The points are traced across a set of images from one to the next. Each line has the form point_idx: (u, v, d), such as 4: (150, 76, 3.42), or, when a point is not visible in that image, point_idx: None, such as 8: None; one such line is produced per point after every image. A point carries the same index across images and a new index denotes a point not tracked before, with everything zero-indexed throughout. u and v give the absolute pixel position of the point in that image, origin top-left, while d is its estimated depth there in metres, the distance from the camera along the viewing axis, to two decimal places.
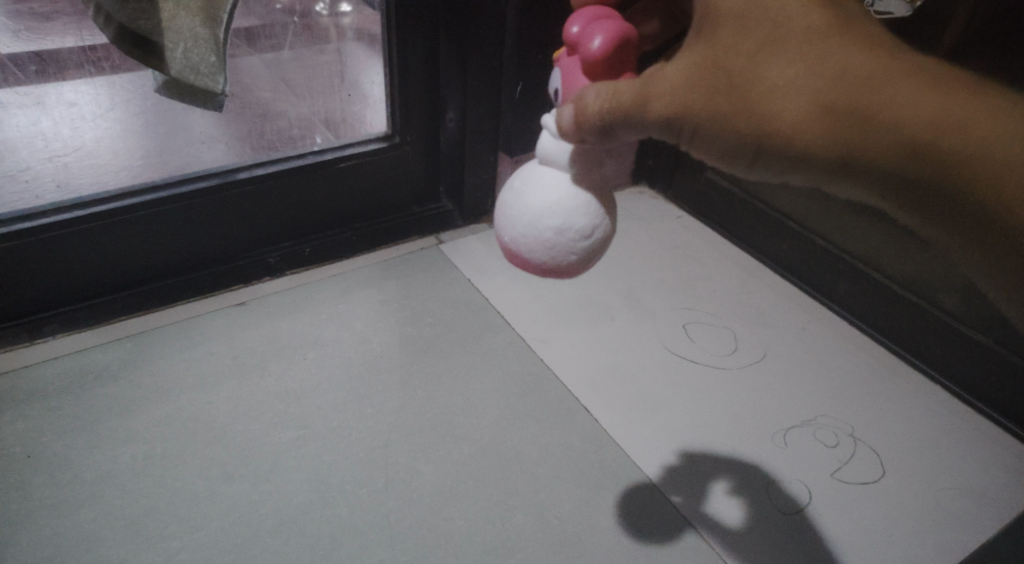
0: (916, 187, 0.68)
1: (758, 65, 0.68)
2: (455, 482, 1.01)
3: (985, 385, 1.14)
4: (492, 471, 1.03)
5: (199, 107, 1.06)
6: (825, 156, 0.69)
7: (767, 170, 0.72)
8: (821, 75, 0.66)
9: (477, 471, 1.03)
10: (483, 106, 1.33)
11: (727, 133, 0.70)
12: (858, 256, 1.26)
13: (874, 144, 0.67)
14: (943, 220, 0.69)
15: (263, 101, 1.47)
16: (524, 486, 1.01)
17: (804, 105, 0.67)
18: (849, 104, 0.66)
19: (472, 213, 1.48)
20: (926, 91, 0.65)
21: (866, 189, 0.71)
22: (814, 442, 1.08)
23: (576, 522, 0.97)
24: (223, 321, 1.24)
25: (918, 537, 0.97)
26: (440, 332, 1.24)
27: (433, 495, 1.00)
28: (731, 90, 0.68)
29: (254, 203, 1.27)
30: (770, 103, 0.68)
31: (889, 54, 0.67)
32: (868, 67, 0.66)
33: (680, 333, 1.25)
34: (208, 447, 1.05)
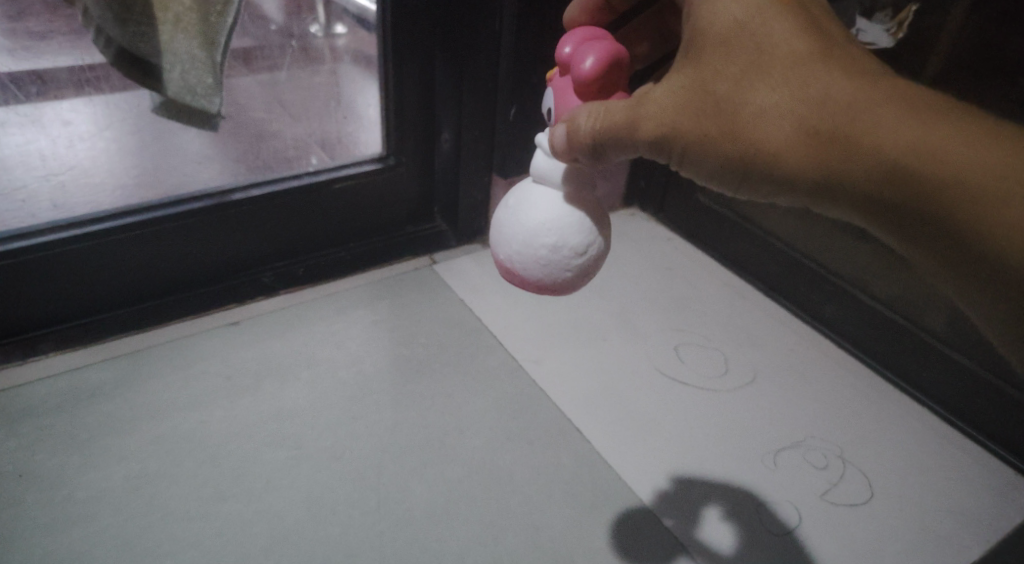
0: (901, 214, 0.68)
1: (743, 89, 0.70)
2: (446, 503, 1.01)
3: (972, 408, 1.15)
4: (485, 491, 1.03)
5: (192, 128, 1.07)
6: (806, 179, 0.71)
7: (751, 190, 0.74)
8: (801, 99, 0.69)
9: (471, 491, 1.03)
10: (478, 128, 1.35)
11: (712, 154, 0.73)
12: (847, 278, 1.27)
13: (859, 171, 0.68)
14: (924, 246, 0.68)
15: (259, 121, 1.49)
16: (517, 507, 1.01)
17: (785, 127, 0.69)
18: (829, 128, 0.68)
19: (465, 233, 1.49)
20: (903, 116, 0.67)
21: (849, 213, 0.72)
22: (804, 464, 1.09)
23: (568, 543, 0.97)
24: (217, 340, 1.25)
25: (908, 560, 0.98)
26: (433, 352, 1.25)
27: (426, 515, 1.00)
28: (717, 111, 0.71)
29: (249, 223, 1.28)
30: (754, 124, 0.70)
31: (867, 81, 0.69)
32: (847, 92, 0.68)
33: (671, 354, 1.26)
34: (201, 467, 1.04)
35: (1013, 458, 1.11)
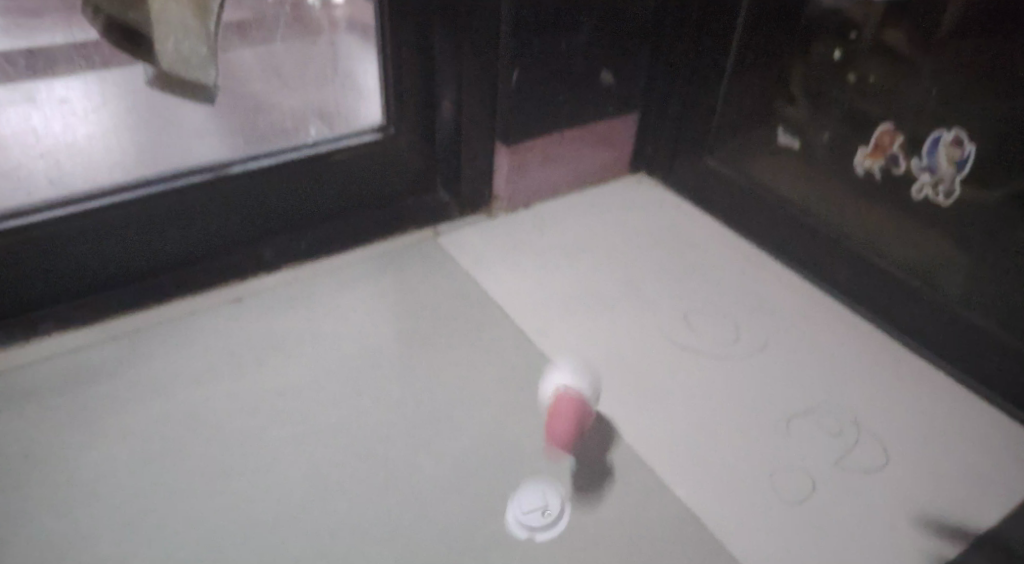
0: None
1: None
2: (453, 476, 1.00)
3: (990, 371, 1.11)
4: (493, 463, 1.02)
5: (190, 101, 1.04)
6: None
7: None
8: None
9: (479, 463, 1.02)
10: (480, 94, 1.33)
11: None
12: (860, 241, 1.24)
13: None
14: None
15: (255, 93, 1.46)
16: (525, 477, 1.00)
17: None
18: None
19: (469, 203, 1.47)
20: None
21: None
22: (816, 430, 1.07)
23: (577, 513, 0.96)
24: (218, 317, 1.23)
25: (924, 525, 0.96)
26: (437, 325, 1.23)
27: (433, 489, 0.99)
28: None
29: (248, 197, 1.26)
30: None
31: None
32: None
33: (680, 322, 1.24)
34: (205, 444, 1.04)
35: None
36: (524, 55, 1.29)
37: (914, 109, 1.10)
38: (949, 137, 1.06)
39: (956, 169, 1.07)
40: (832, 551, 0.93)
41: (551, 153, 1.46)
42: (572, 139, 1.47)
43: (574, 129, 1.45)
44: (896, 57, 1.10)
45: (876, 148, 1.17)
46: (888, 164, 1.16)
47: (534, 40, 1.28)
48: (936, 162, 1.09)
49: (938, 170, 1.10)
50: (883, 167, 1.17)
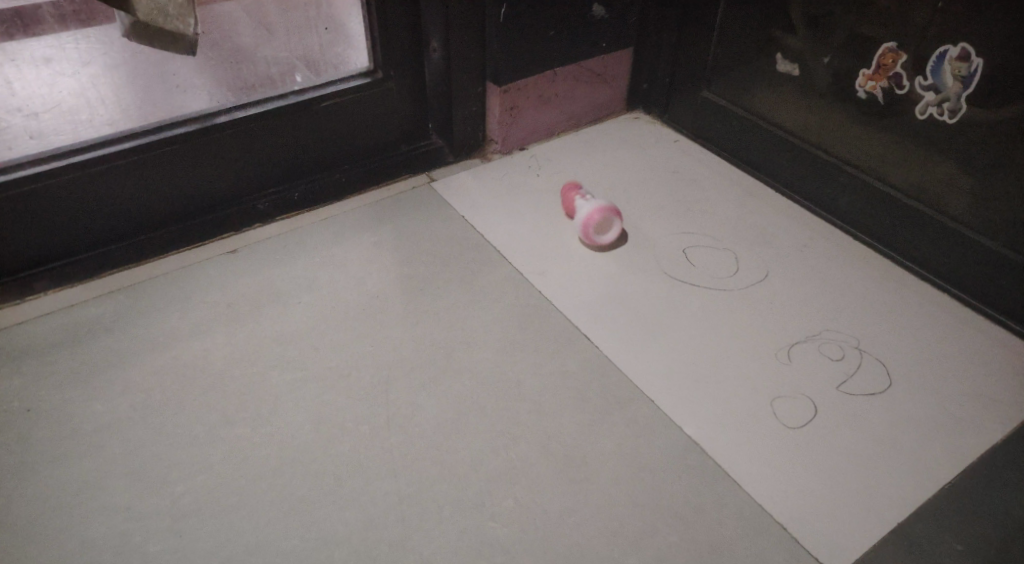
0: None
1: None
2: (456, 415, 1.01)
3: (996, 291, 1.11)
4: (494, 402, 1.02)
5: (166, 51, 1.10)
6: None
7: None
8: None
9: (480, 402, 1.02)
10: (468, 33, 1.29)
11: None
12: (861, 168, 1.22)
13: None
14: None
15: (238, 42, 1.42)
16: (527, 414, 1.01)
17: None
18: None
19: (462, 148, 1.44)
20: None
21: None
22: (819, 357, 1.07)
23: (580, 446, 0.97)
24: (214, 270, 1.23)
25: (927, 445, 0.96)
26: (435, 269, 1.22)
27: (436, 429, 0.99)
28: None
29: (236, 148, 1.24)
30: None
31: None
32: None
33: (679, 258, 1.24)
34: (206, 394, 1.04)
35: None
36: None
37: (913, 28, 1.08)
38: (955, 53, 1.04)
39: (963, 86, 1.05)
40: (834, 473, 0.94)
41: (545, 93, 1.43)
42: (565, 77, 1.44)
43: (567, 66, 1.42)
44: None
45: (879, 70, 1.14)
46: (890, 85, 1.13)
47: None
48: (941, 80, 1.07)
49: (943, 88, 1.07)
50: (886, 89, 1.14)
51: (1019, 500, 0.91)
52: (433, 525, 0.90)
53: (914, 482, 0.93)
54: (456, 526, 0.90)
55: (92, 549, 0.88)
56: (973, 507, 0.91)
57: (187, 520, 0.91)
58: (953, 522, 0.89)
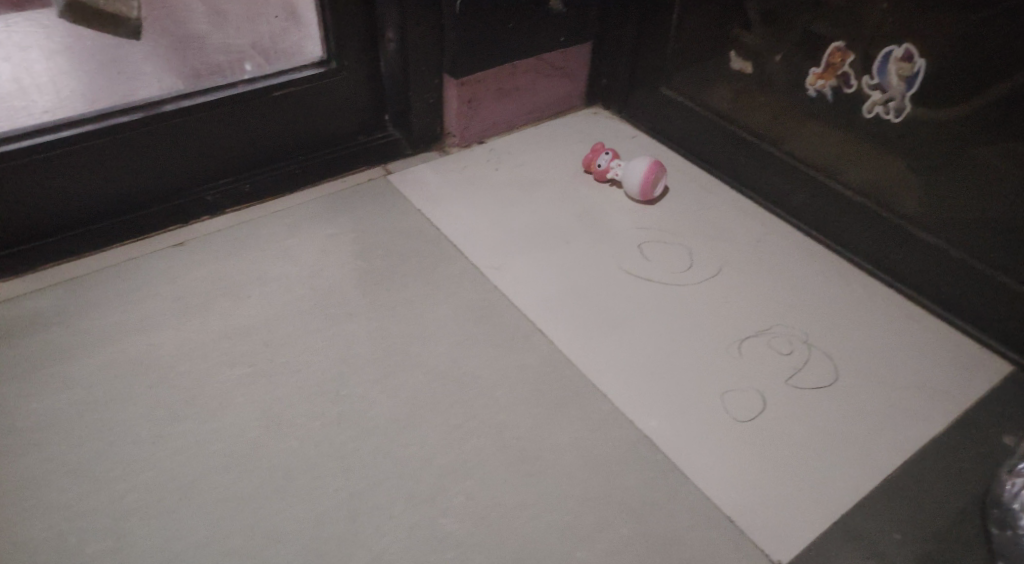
0: None
1: None
2: (409, 410, 1.00)
3: (942, 287, 1.13)
4: (447, 396, 1.02)
5: (98, 30, 1.08)
6: None
7: None
8: None
9: (432, 396, 1.02)
10: (426, 24, 1.28)
11: None
12: (814, 165, 1.24)
13: None
14: None
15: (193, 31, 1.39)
16: (480, 410, 1.00)
17: None
18: None
19: (421, 141, 1.43)
20: None
21: None
22: (768, 350, 1.09)
23: (531, 440, 0.97)
24: (161, 262, 1.20)
25: (872, 438, 0.98)
26: (391, 263, 1.21)
27: (387, 423, 0.99)
28: None
29: (184, 137, 1.21)
30: None
31: None
32: None
33: (636, 252, 1.24)
34: (149, 390, 1.01)
35: (987, 339, 1.09)
36: None
37: (864, 29, 1.10)
38: (899, 53, 1.07)
39: (906, 86, 1.07)
40: (781, 465, 0.96)
41: (503, 85, 1.42)
42: (525, 69, 1.43)
43: (527, 60, 1.41)
44: None
45: (828, 69, 1.17)
46: (839, 84, 1.16)
47: None
48: (887, 79, 1.09)
49: (889, 87, 1.10)
50: (835, 88, 1.17)
51: (958, 490, 0.94)
52: (384, 520, 0.89)
53: (858, 474, 0.95)
54: (406, 521, 0.89)
55: (25, 551, 0.85)
56: (916, 498, 0.93)
57: (128, 519, 0.89)
58: (894, 512, 0.92)
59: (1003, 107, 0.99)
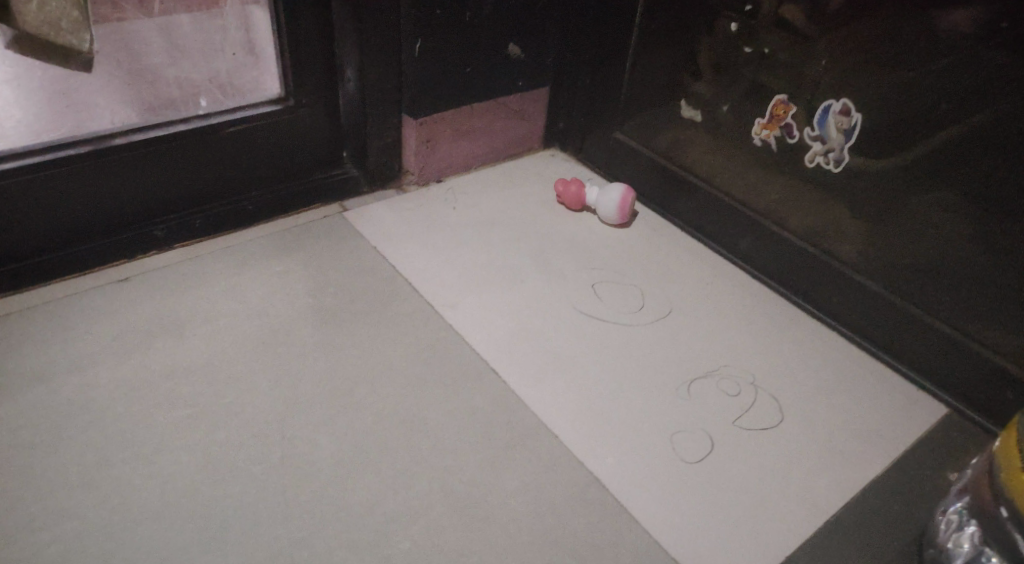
0: None
1: None
2: (356, 453, 0.99)
3: (878, 329, 1.20)
4: (398, 438, 1.01)
5: (44, 61, 1.05)
6: None
7: None
8: None
9: (384, 438, 1.01)
10: (384, 65, 1.29)
11: None
12: (759, 210, 1.31)
13: None
14: None
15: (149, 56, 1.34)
16: (432, 452, 1.00)
17: None
18: None
19: (378, 178, 1.43)
20: None
21: None
22: (717, 393, 1.11)
23: (481, 483, 0.97)
24: (98, 299, 1.16)
25: (815, 480, 1.01)
26: (344, 301, 1.20)
27: (336, 466, 0.97)
28: None
29: (133, 172, 1.18)
30: None
31: None
32: None
33: (590, 292, 1.27)
34: (84, 434, 0.98)
35: (917, 378, 1.16)
36: (425, 22, 1.27)
37: (803, 85, 1.17)
38: (839, 107, 1.13)
39: (845, 137, 1.14)
40: (727, 505, 0.97)
41: (462, 126, 1.45)
42: (482, 111, 1.46)
43: (486, 102, 1.45)
44: (798, 32, 1.15)
45: (772, 119, 1.23)
46: (783, 134, 1.23)
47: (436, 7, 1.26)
48: (827, 131, 1.16)
49: (829, 139, 1.16)
50: (779, 137, 1.23)
51: (894, 532, 0.96)
52: None
53: (804, 515, 0.97)
54: None
55: None
56: (855, 542, 0.95)
57: None
58: (834, 555, 0.93)
59: (931, 167, 1.06)
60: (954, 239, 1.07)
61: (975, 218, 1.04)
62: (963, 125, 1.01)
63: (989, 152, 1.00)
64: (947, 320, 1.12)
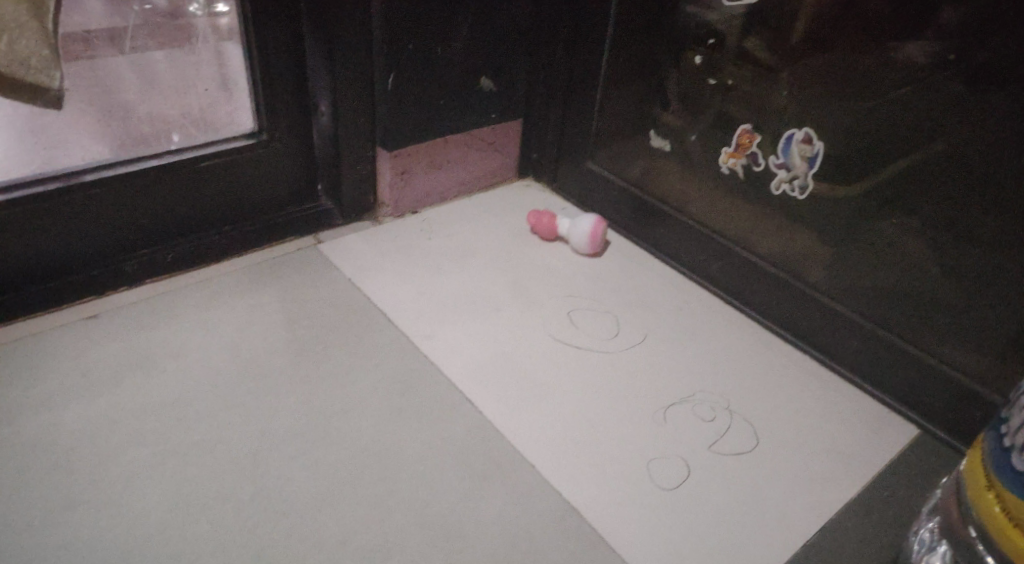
0: None
1: None
2: (329, 488, 0.98)
3: (848, 352, 1.22)
4: (371, 472, 1.00)
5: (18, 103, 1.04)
6: None
7: None
8: None
9: (356, 472, 1.00)
10: (357, 98, 1.31)
11: None
12: (727, 236, 1.34)
13: None
14: None
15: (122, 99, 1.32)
16: (406, 486, 0.99)
17: None
18: None
19: (352, 210, 1.44)
20: None
21: None
22: (692, 418, 1.12)
23: (455, 516, 0.96)
24: (67, 337, 1.14)
25: (789, 503, 1.02)
26: (318, 333, 1.20)
27: (307, 503, 0.96)
28: None
29: (103, 207, 1.17)
30: None
31: None
32: None
33: (565, 320, 1.28)
34: (48, 475, 0.96)
35: (887, 399, 1.18)
36: (397, 57, 1.29)
37: (765, 115, 1.21)
38: (801, 136, 1.16)
39: (808, 165, 1.17)
40: (702, 530, 0.98)
41: (436, 158, 1.47)
42: (455, 143, 1.48)
43: (458, 133, 1.47)
44: (761, 64, 1.19)
45: (738, 148, 1.26)
46: (749, 162, 1.25)
47: (408, 43, 1.29)
48: (791, 159, 1.19)
49: (793, 167, 1.19)
50: (745, 166, 1.26)
51: (866, 553, 0.97)
52: None
53: (780, 540, 0.97)
54: None
55: None
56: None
57: None
58: None
59: (889, 193, 1.10)
60: (918, 263, 1.10)
61: (938, 243, 1.07)
62: (922, 152, 1.04)
63: (951, 180, 1.03)
64: (913, 341, 1.14)
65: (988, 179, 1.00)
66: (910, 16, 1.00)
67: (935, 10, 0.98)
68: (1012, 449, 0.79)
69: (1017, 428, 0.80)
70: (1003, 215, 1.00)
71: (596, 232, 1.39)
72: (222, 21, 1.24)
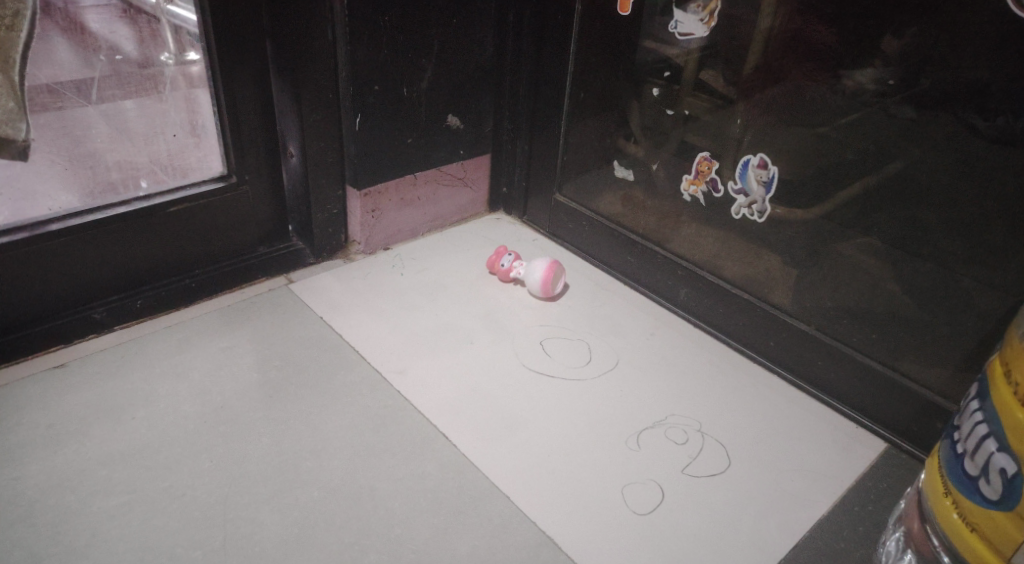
0: None
1: None
2: (301, 530, 0.97)
3: (814, 369, 1.25)
4: (345, 512, 1.00)
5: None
6: None
7: None
8: None
9: (329, 512, 1.00)
10: (325, 139, 1.33)
11: None
12: (694, 262, 1.37)
13: None
14: None
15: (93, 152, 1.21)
16: (377, 523, 0.99)
17: None
18: None
19: (324, 249, 1.45)
20: None
21: None
22: (665, 441, 1.14)
23: (428, 551, 0.96)
24: (32, 389, 1.13)
25: (761, 522, 1.03)
26: (290, 374, 1.20)
27: (279, 547, 0.95)
28: None
29: (70, 256, 1.18)
30: None
31: None
32: None
33: (538, 349, 1.30)
34: (11, 529, 0.94)
35: (854, 414, 1.21)
36: (363, 99, 1.32)
37: (721, 145, 1.25)
38: (756, 161, 1.20)
39: (765, 190, 1.21)
40: (675, 552, 0.99)
41: (406, 195, 1.49)
42: (424, 180, 1.51)
43: (427, 170, 1.49)
44: (716, 96, 1.23)
45: (698, 175, 1.30)
46: (709, 189, 1.29)
47: (373, 84, 1.31)
48: (747, 184, 1.23)
49: (750, 192, 1.23)
50: (705, 192, 1.30)
51: None
52: None
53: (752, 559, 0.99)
54: None
55: None
56: None
57: None
58: None
59: (844, 215, 1.14)
60: (875, 281, 1.14)
61: (894, 262, 1.11)
62: (872, 175, 1.09)
63: (900, 200, 1.07)
64: (873, 357, 1.18)
65: (934, 199, 1.04)
66: (851, 47, 1.06)
67: (874, 41, 1.03)
68: (964, 456, 0.83)
69: (968, 435, 0.83)
70: (950, 232, 1.04)
71: (545, 285, 1.37)
72: (192, 69, 1.23)
